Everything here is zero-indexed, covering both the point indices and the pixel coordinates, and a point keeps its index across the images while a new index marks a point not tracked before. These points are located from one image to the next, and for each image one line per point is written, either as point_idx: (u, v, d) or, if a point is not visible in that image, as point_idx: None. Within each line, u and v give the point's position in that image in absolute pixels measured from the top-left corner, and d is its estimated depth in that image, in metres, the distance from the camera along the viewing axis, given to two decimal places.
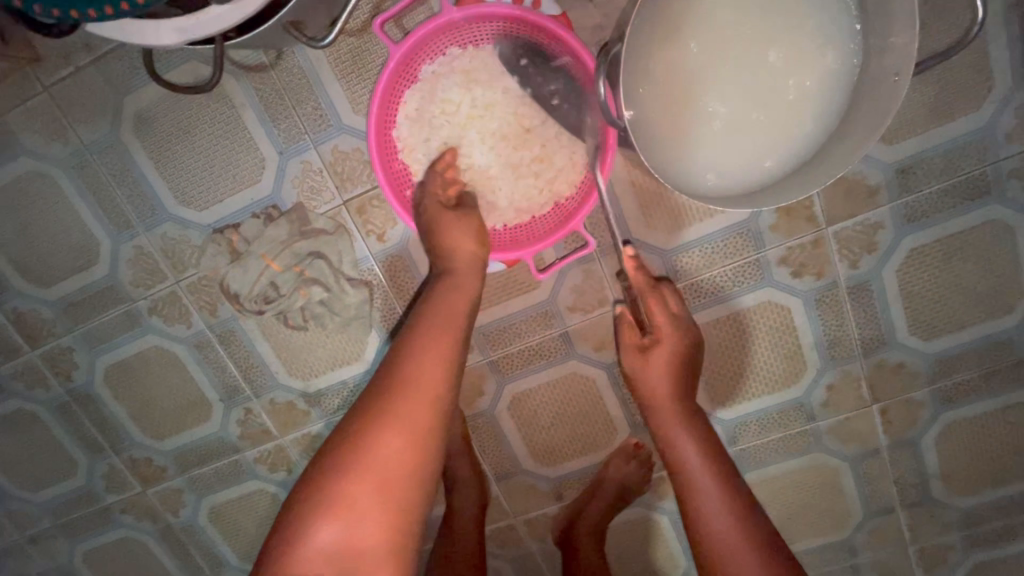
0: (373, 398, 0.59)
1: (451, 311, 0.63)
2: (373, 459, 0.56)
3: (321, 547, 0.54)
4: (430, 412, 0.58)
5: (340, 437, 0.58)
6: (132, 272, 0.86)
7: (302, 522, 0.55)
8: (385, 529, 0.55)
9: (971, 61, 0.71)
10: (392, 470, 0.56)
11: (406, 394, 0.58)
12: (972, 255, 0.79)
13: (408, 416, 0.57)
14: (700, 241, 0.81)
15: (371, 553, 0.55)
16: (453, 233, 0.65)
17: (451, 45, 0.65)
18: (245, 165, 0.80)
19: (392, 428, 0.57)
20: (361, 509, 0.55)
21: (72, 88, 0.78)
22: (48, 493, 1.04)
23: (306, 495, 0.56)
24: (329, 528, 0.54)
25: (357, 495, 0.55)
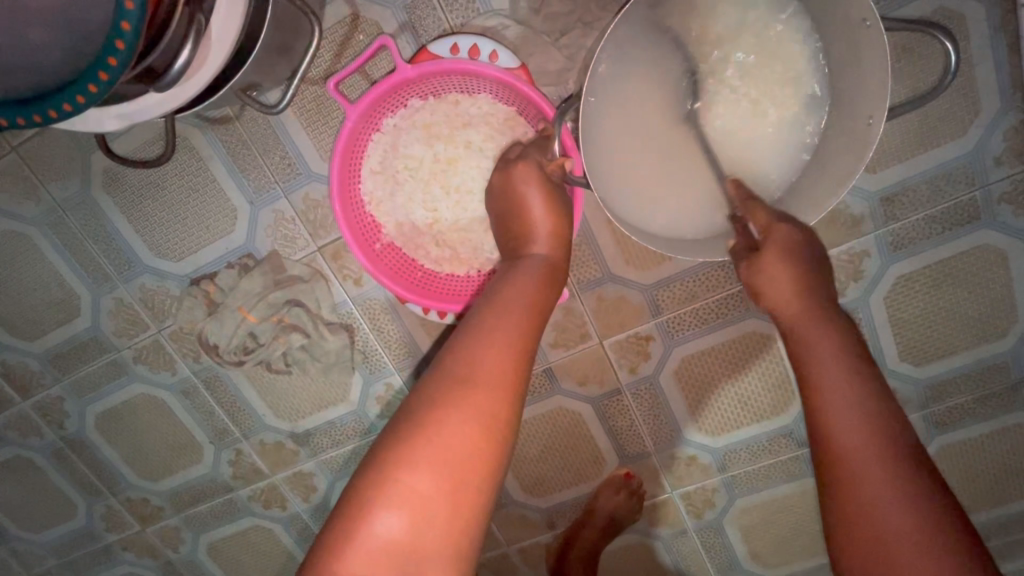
0: (444, 374, 0.49)
1: (525, 289, 0.55)
2: (452, 446, 0.46)
3: (384, 545, 0.43)
4: (504, 395, 0.49)
5: (404, 417, 0.47)
6: (114, 323, 0.87)
7: (357, 516, 0.43)
8: (457, 529, 0.45)
9: (955, 85, 0.68)
10: (467, 461, 0.46)
11: (479, 375, 0.48)
12: (962, 279, 0.76)
13: (485, 399, 0.48)
14: (681, 274, 0.79)
15: (439, 560, 0.44)
16: (522, 199, 0.59)
17: (412, 96, 0.63)
18: (217, 215, 0.79)
19: (470, 411, 0.47)
20: (430, 502, 0.44)
21: (39, 146, 0.78)
22: (51, 533, 1.06)
23: (362, 484, 0.45)
24: (392, 520, 0.43)
25: (428, 487, 0.44)
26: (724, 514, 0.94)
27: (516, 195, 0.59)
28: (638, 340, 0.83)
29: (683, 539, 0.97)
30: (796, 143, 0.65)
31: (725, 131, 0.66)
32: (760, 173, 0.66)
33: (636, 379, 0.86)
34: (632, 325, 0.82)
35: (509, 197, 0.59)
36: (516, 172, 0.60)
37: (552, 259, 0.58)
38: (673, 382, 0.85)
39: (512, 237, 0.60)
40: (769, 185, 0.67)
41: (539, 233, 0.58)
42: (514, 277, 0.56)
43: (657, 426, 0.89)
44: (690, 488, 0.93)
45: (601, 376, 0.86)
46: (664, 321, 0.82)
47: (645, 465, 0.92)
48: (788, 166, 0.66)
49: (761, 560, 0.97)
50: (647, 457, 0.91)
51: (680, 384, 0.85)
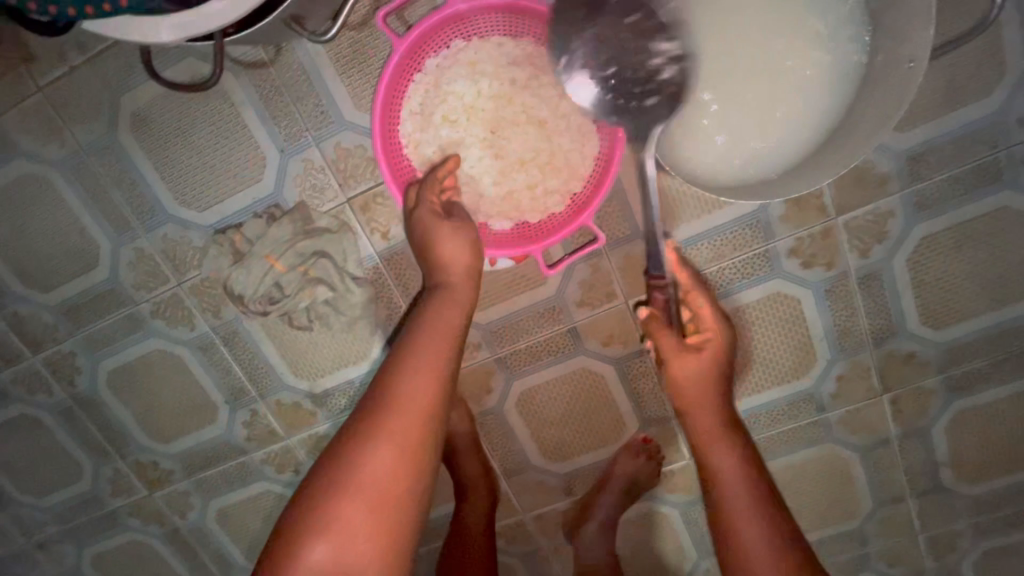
0: (364, 413, 0.58)
1: (441, 322, 0.62)
2: (362, 479, 0.55)
3: (313, 568, 0.53)
4: (409, 428, 0.57)
5: (329, 456, 0.58)
6: (134, 274, 0.85)
7: (291, 546, 0.54)
8: (378, 550, 0.55)
9: (982, 46, 0.70)
10: (386, 489, 0.55)
11: (400, 404, 0.58)
12: (983, 241, 0.78)
13: (401, 428, 0.57)
14: (710, 232, 0.80)
15: (361, 575, 0.54)
16: (448, 241, 0.64)
17: (454, 37, 0.64)
18: (246, 163, 0.78)
19: (381, 445, 0.56)
20: (353, 532, 0.54)
21: (68, 87, 0.77)
22: (54, 498, 1.03)
23: (299, 519, 0.55)
24: (318, 551, 0.54)
25: (349, 513, 0.55)
26: None
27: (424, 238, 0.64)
28: None
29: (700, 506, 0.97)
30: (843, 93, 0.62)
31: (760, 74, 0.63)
32: (805, 124, 0.64)
33: None
34: None
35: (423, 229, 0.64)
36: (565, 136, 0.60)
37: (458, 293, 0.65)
38: None
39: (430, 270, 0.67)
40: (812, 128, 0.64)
41: (460, 269, 0.65)
42: (431, 316, 0.63)
43: None
44: None
45: (625, 336, 0.86)
46: None
47: (665, 430, 0.92)
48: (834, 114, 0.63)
49: None
50: (667, 422, 0.91)
51: None
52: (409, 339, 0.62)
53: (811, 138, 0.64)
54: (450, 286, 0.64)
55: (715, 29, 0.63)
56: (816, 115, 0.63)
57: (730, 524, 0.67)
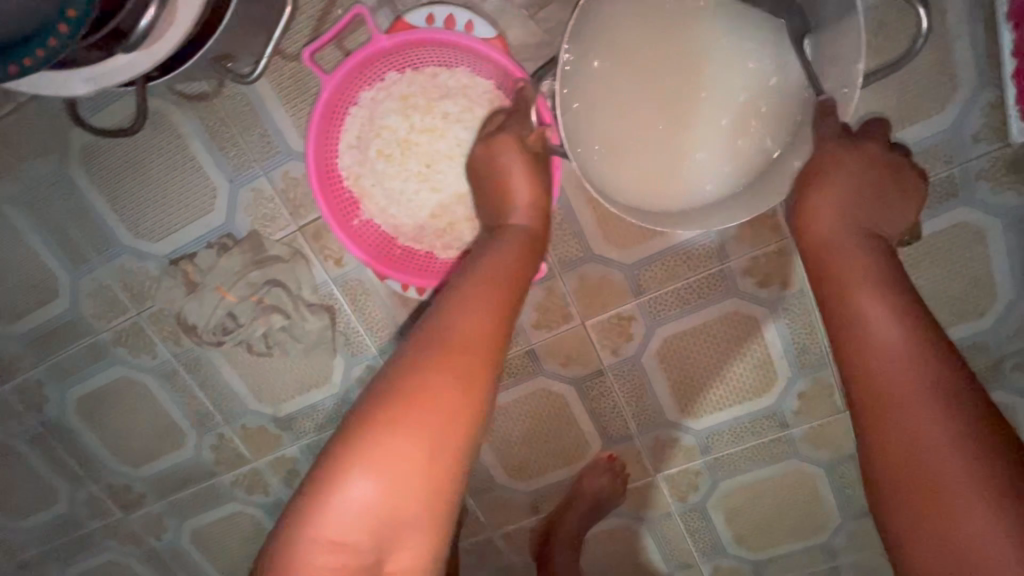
0: (416, 350, 0.48)
1: (504, 259, 0.54)
2: (438, 415, 0.46)
3: (359, 508, 0.44)
4: (485, 361, 0.48)
5: (367, 395, 0.47)
6: (94, 305, 0.86)
7: (325, 486, 0.44)
8: (427, 498, 0.45)
9: (933, 62, 0.68)
10: (443, 433, 0.46)
11: (460, 343, 0.48)
12: (943, 257, 0.76)
13: (474, 366, 0.48)
14: (663, 253, 0.79)
15: (414, 521, 0.45)
16: (514, 177, 0.59)
17: (387, 69, 0.63)
18: (197, 194, 0.78)
19: (463, 383, 0.47)
20: (410, 477, 0.45)
21: (17, 124, 0.77)
22: (32, 521, 1.05)
23: (335, 458, 0.45)
24: (365, 486, 0.44)
25: (400, 446, 0.45)
26: (708, 497, 0.94)
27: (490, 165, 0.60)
28: (621, 321, 0.83)
29: (668, 523, 0.97)
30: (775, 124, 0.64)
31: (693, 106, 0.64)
32: (741, 154, 0.65)
33: (619, 361, 0.86)
34: (614, 305, 0.82)
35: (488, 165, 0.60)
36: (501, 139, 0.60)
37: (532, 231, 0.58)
38: (656, 362, 0.85)
39: (500, 201, 0.60)
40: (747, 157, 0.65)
41: (522, 202, 0.58)
42: (498, 249, 0.56)
43: (640, 409, 0.89)
44: (674, 471, 0.93)
45: (584, 357, 0.86)
46: (646, 302, 0.82)
47: (629, 448, 0.92)
48: (767, 144, 0.64)
49: (746, 543, 0.97)
50: (631, 440, 0.91)
51: (663, 365, 0.85)
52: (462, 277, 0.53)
53: (744, 168, 0.65)
54: (513, 228, 0.57)
55: (648, 59, 0.63)
56: (747, 148, 0.65)
57: (881, 401, 0.44)
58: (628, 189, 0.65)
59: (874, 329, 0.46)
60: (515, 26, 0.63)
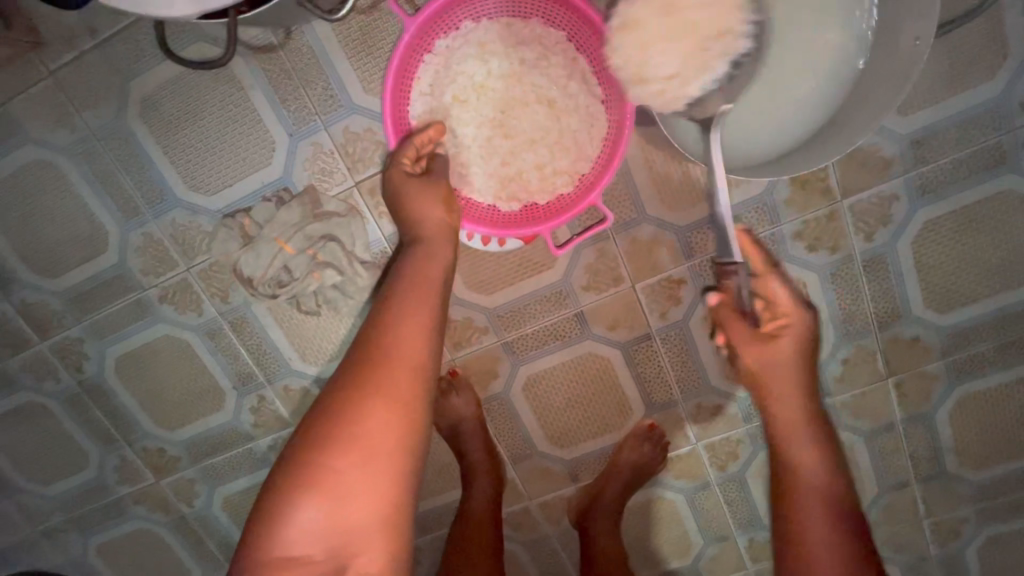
0: (344, 379, 0.59)
1: (426, 278, 0.63)
2: (366, 437, 0.57)
3: (308, 526, 0.56)
4: (410, 383, 0.59)
5: (308, 426, 0.58)
6: (142, 260, 0.86)
7: (281, 513, 0.56)
8: (375, 507, 0.57)
9: (985, 31, 0.71)
10: (380, 448, 0.57)
11: (391, 364, 0.59)
12: (985, 225, 0.79)
13: (397, 386, 0.58)
14: (715, 216, 0.80)
15: (361, 527, 0.57)
16: (420, 203, 0.65)
17: (464, 18, 0.65)
18: (255, 148, 0.79)
19: (383, 405, 0.57)
20: (349, 491, 0.56)
21: (77, 72, 0.77)
22: (60, 486, 1.03)
23: (285, 479, 0.57)
24: (314, 509, 0.56)
25: (342, 469, 0.56)
26: (746, 467, 0.95)
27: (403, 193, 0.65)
28: (671, 284, 0.84)
29: (706, 494, 0.98)
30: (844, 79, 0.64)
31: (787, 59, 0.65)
32: (803, 110, 0.65)
33: (666, 325, 0.87)
34: (665, 268, 0.83)
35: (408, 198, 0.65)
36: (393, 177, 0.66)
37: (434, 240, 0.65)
38: (702, 328, 0.86)
39: (408, 227, 0.66)
40: (808, 124, 0.66)
41: (435, 233, 0.65)
42: (416, 276, 0.63)
43: (684, 375, 0.90)
44: (714, 439, 0.94)
45: (631, 321, 0.87)
46: (697, 264, 0.83)
47: (669, 415, 0.93)
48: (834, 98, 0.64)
49: None
50: (673, 407, 0.92)
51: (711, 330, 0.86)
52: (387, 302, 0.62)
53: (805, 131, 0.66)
54: (434, 242, 0.65)
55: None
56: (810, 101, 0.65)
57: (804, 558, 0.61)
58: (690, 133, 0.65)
59: (809, 468, 0.66)
60: None
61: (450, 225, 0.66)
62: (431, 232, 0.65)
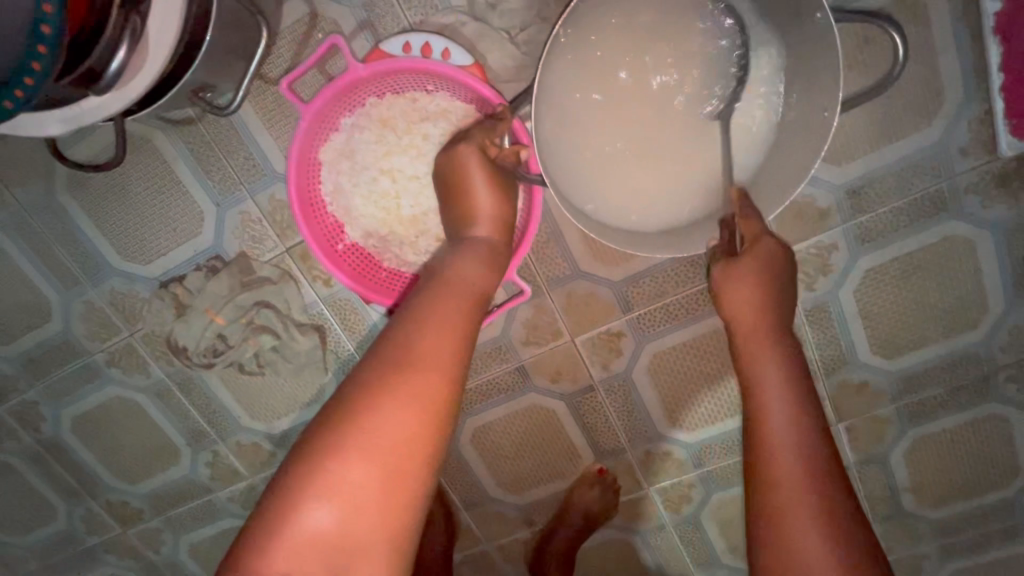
0: (373, 367, 0.48)
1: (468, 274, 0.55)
2: (387, 438, 0.45)
3: (307, 539, 0.43)
4: (439, 384, 0.48)
5: (322, 415, 0.47)
6: (86, 326, 0.86)
7: (276, 518, 0.43)
8: (389, 529, 0.45)
9: (920, 76, 0.67)
10: (395, 455, 0.45)
11: (418, 359, 0.49)
12: (931, 271, 0.76)
13: (424, 383, 0.48)
14: (650, 270, 0.79)
15: (368, 551, 0.44)
16: (477, 199, 0.59)
17: (368, 95, 0.63)
18: (184, 217, 0.79)
19: (409, 402, 0.47)
20: (358, 501, 0.44)
21: (3, 149, 0.77)
22: (32, 536, 1.06)
23: (290, 474, 0.45)
24: (319, 514, 0.43)
25: (353, 471, 0.44)
26: (701, 508, 0.94)
27: (457, 180, 0.60)
28: (610, 337, 0.83)
29: (663, 534, 0.97)
30: (739, 155, 0.66)
31: (695, 135, 0.68)
32: (702, 189, 0.67)
33: (609, 376, 0.86)
34: (603, 321, 0.82)
35: (452, 179, 0.60)
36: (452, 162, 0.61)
37: (500, 240, 0.60)
38: (646, 377, 0.85)
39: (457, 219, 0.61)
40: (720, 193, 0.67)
41: (483, 217, 0.59)
42: (455, 264, 0.56)
43: (632, 423, 0.89)
44: (667, 483, 0.93)
45: (574, 373, 0.86)
46: (635, 317, 0.81)
47: (620, 461, 0.92)
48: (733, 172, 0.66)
49: (740, 554, 0.97)
50: (623, 454, 0.91)
51: (653, 379, 0.85)
52: (416, 296, 0.54)
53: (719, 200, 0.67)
54: (483, 242, 0.59)
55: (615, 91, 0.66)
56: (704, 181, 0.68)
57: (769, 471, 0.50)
58: (603, 204, 0.67)
59: (776, 417, 0.52)
60: (496, 50, 0.64)
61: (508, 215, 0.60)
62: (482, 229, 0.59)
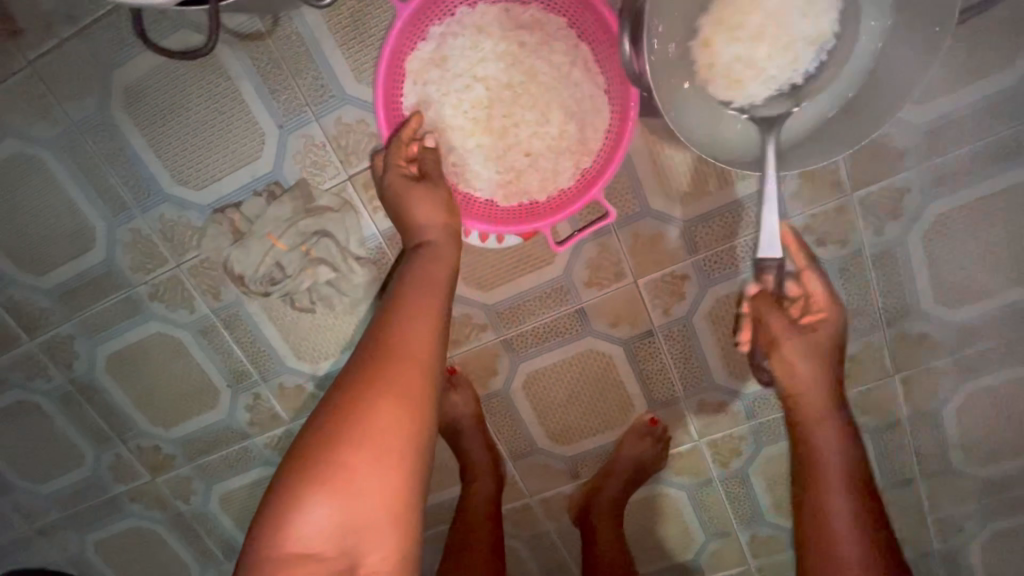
0: (354, 372, 0.56)
1: (433, 280, 0.62)
2: (374, 430, 0.54)
3: (318, 521, 0.52)
4: (415, 380, 0.57)
5: (317, 418, 0.55)
6: (130, 256, 0.83)
7: (288, 509, 0.52)
8: (386, 505, 0.54)
9: (1007, 15, 0.67)
10: (386, 443, 0.54)
11: (397, 358, 0.57)
12: (999, 219, 0.76)
13: (402, 380, 0.56)
14: (721, 210, 0.78)
15: (371, 525, 0.53)
16: (416, 208, 0.64)
17: (459, 5, 0.63)
18: (244, 140, 0.76)
19: (388, 398, 0.55)
20: (359, 487, 0.53)
21: (57, 61, 0.74)
22: (56, 483, 1.02)
23: (294, 471, 0.53)
24: (326, 503, 0.52)
25: (350, 462, 0.53)
26: (749, 463, 0.94)
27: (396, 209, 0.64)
28: (674, 280, 0.82)
29: (708, 489, 0.96)
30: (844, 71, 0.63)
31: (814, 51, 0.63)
32: (805, 108, 0.65)
33: (670, 321, 0.84)
34: (669, 262, 0.81)
35: (397, 207, 0.64)
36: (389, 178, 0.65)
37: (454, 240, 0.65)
38: (708, 323, 0.84)
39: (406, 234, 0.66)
40: (816, 118, 0.65)
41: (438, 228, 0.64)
42: (422, 276, 0.62)
43: (688, 373, 0.88)
44: (718, 436, 0.92)
45: (634, 318, 0.85)
46: (702, 260, 0.80)
47: (672, 412, 0.91)
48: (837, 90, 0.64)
49: (784, 511, 0.97)
50: (676, 404, 0.90)
51: (714, 325, 0.84)
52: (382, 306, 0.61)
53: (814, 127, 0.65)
54: (442, 248, 0.64)
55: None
56: (806, 104, 0.65)
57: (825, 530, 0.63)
58: (696, 126, 0.65)
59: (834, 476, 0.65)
60: None
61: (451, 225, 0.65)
62: (438, 236, 0.64)
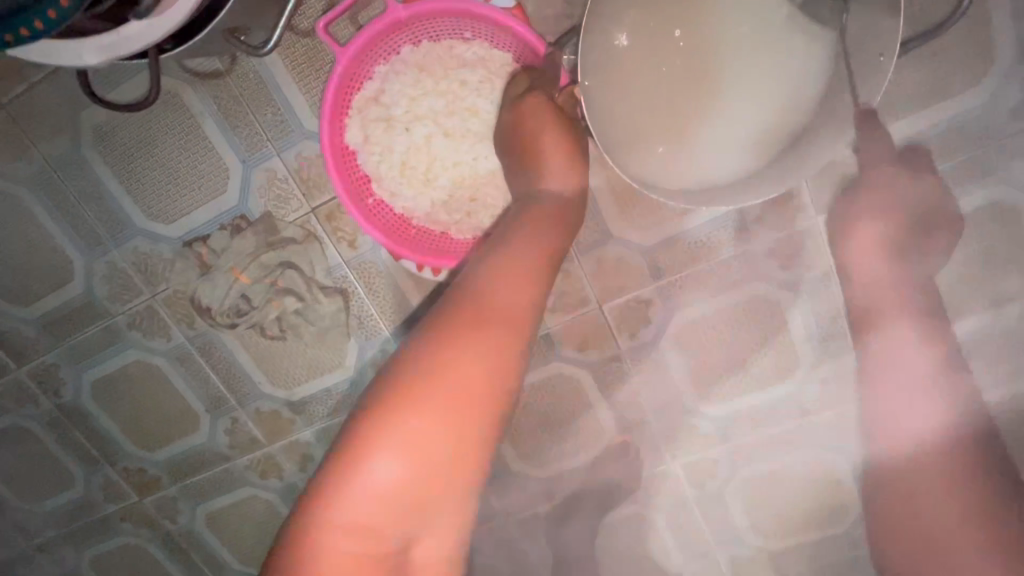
0: (448, 325, 0.49)
1: (535, 240, 0.54)
2: (464, 398, 0.47)
3: (380, 484, 0.45)
4: (507, 349, 0.49)
5: (406, 366, 0.48)
6: (108, 287, 0.86)
7: (353, 464, 0.46)
8: (452, 479, 0.48)
9: (967, 36, 0.66)
10: (468, 414, 0.47)
11: (489, 323, 0.49)
12: (973, 240, 0.74)
13: (498, 351, 0.49)
14: (681, 236, 0.78)
15: (431, 499, 0.47)
16: (542, 133, 0.58)
17: (403, 43, 0.63)
18: (210, 175, 0.78)
19: (479, 364, 0.48)
20: (440, 453, 0.46)
21: (29, 102, 0.77)
22: (49, 503, 1.06)
23: (382, 420, 0.46)
24: (393, 466, 0.46)
25: (434, 427, 0.46)
26: (726, 484, 0.92)
27: (520, 130, 0.60)
28: (639, 304, 0.82)
29: (685, 512, 0.94)
30: (775, 115, 0.64)
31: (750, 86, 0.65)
32: (738, 150, 0.65)
33: (637, 345, 0.84)
34: (633, 288, 0.81)
35: (518, 121, 0.60)
36: (527, 104, 0.59)
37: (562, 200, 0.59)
38: (676, 347, 0.84)
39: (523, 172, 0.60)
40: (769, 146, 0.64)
41: (552, 173, 0.59)
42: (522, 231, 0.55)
43: (659, 396, 0.87)
44: (693, 458, 0.91)
45: (601, 342, 0.85)
46: (665, 284, 0.80)
47: (645, 435, 0.90)
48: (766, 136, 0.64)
49: (765, 533, 0.94)
50: (648, 427, 0.90)
51: (683, 349, 0.84)
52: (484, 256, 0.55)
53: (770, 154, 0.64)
54: (549, 206, 0.58)
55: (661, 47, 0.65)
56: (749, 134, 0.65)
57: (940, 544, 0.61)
58: (650, 161, 0.64)
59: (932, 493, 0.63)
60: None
61: (569, 172, 0.59)
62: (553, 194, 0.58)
